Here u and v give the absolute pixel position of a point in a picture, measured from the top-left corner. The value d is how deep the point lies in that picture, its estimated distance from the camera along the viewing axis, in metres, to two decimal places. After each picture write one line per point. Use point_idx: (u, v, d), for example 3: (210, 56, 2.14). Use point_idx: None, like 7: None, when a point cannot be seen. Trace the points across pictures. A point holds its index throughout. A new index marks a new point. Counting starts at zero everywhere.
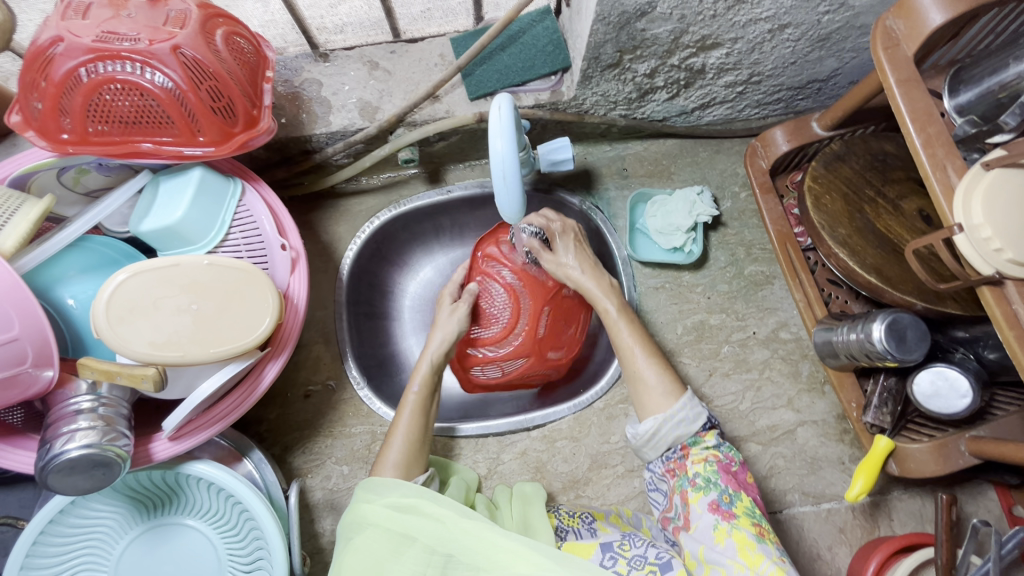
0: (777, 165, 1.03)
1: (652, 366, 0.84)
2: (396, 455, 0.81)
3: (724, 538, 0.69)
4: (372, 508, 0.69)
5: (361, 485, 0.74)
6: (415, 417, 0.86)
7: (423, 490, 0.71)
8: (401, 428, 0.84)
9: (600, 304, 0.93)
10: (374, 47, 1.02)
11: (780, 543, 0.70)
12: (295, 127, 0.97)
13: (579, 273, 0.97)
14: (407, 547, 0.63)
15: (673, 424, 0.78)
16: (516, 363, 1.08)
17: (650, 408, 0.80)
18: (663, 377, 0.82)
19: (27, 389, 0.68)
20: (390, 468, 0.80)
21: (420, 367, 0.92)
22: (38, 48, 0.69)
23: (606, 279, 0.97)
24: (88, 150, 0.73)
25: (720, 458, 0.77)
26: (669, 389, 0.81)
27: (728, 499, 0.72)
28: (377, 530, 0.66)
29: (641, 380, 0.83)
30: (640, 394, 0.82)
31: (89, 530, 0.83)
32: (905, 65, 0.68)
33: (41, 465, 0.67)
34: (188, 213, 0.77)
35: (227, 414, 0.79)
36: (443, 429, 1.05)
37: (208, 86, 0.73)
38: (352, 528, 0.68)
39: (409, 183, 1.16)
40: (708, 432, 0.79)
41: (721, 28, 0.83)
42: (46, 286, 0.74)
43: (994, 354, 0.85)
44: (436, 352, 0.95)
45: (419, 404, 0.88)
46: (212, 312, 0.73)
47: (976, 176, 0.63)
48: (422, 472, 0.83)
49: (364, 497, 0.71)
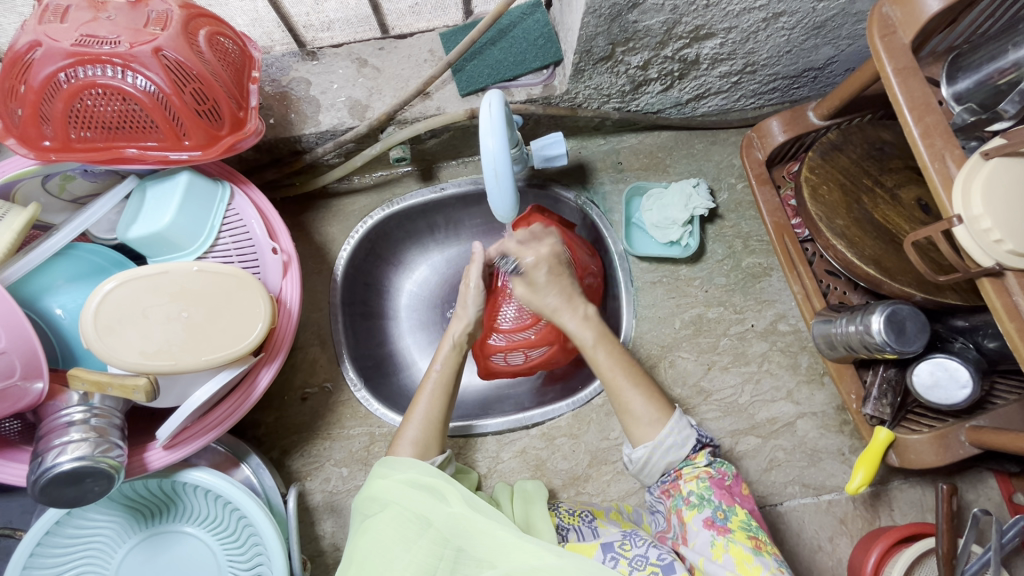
0: (774, 156, 1.01)
1: (634, 393, 0.81)
2: (414, 433, 0.82)
3: (722, 553, 0.68)
4: (385, 485, 0.70)
5: (380, 461, 0.75)
6: (437, 396, 0.86)
7: (442, 473, 0.72)
8: (420, 409, 0.84)
9: (577, 340, 0.88)
10: (362, 44, 1.00)
11: (779, 555, 0.70)
12: (284, 128, 0.95)
13: (554, 308, 0.89)
14: (421, 531, 0.63)
15: (663, 451, 0.77)
16: (538, 349, 1.09)
17: (638, 437, 0.79)
18: (650, 402, 0.81)
19: (17, 402, 0.67)
20: (408, 445, 0.80)
21: (443, 348, 0.92)
22: (15, 53, 0.68)
23: (581, 309, 0.90)
24: (71, 156, 0.71)
25: (713, 475, 0.76)
26: (656, 416, 0.79)
27: (723, 515, 0.72)
28: (395, 508, 0.66)
29: (626, 412, 0.81)
30: (628, 424, 0.81)
31: (88, 540, 0.82)
32: (903, 53, 0.67)
33: (34, 478, 0.66)
34: (176, 219, 0.76)
35: (221, 421, 0.78)
36: (462, 427, 1.05)
37: (193, 89, 0.72)
38: (367, 507, 0.69)
39: (402, 181, 1.15)
40: (699, 453, 0.79)
41: (715, 18, 0.81)
42: (34, 296, 0.73)
43: (994, 343, 0.84)
44: (460, 331, 0.94)
45: (438, 389, 0.87)
46: (203, 320, 0.72)
47: (975, 166, 0.62)
48: (437, 454, 0.82)
49: (378, 474, 0.73)
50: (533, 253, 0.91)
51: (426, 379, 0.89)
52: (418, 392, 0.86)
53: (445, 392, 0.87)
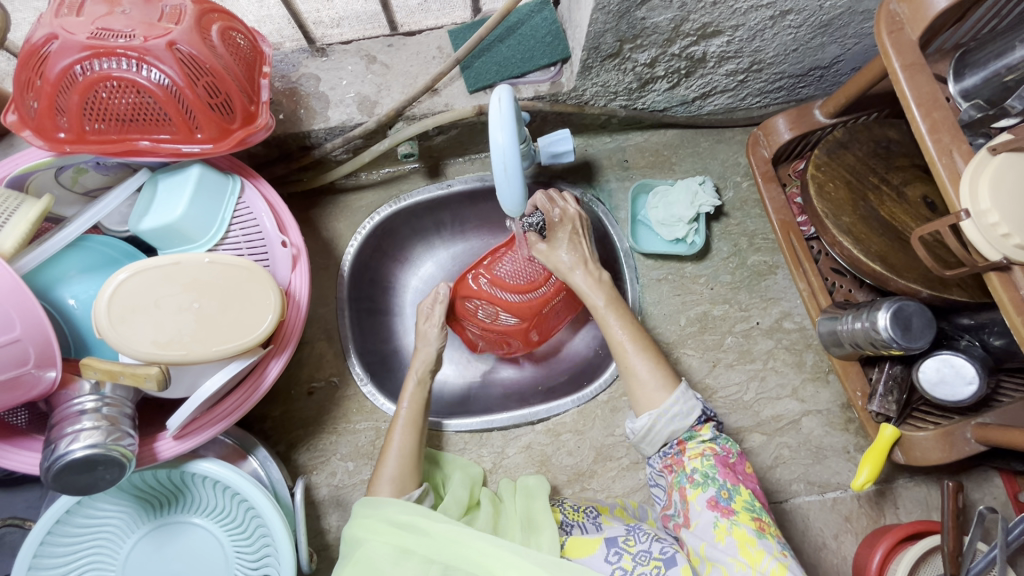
0: (780, 154, 1.02)
1: (641, 360, 0.82)
2: (392, 469, 0.82)
3: (725, 535, 0.69)
4: (372, 525, 0.68)
5: (361, 501, 0.73)
6: (408, 432, 0.86)
7: (422, 509, 0.70)
8: (393, 446, 0.84)
9: (588, 299, 0.91)
10: (371, 40, 1.00)
11: (781, 537, 0.71)
12: (293, 123, 0.96)
13: (569, 266, 0.93)
14: (408, 557, 0.64)
15: (667, 419, 0.77)
16: (511, 321, 1.06)
17: (644, 404, 0.79)
18: (655, 370, 0.81)
19: (30, 391, 0.68)
20: (386, 484, 0.81)
21: (408, 385, 0.92)
22: (32, 46, 0.68)
23: (596, 273, 0.93)
24: (85, 148, 0.72)
25: (716, 451, 0.77)
26: (662, 383, 0.79)
27: (727, 495, 0.73)
28: (379, 539, 0.66)
29: (632, 376, 0.81)
30: (633, 390, 0.81)
31: (97, 529, 0.82)
32: (910, 50, 0.68)
33: (47, 465, 0.66)
34: (188, 211, 0.77)
35: (230, 411, 0.79)
36: (433, 422, 1.06)
37: (205, 83, 0.72)
38: (354, 539, 0.68)
39: (409, 178, 1.16)
40: (703, 425, 0.79)
41: (722, 15, 0.82)
42: (47, 286, 0.74)
43: (1000, 340, 0.84)
44: (422, 364, 0.94)
45: (409, 422, 0.87)
46: (214, 311, 0.73)
47: (982, 162, 0.62)
48: (415, 488, 0.82)
49: (363, 513, 0.71)
50: (560, 210, 0.97)
51: (394, 418, 0.89)
52: (390, 429, 0.87)
53: (415, 428, 0.87)
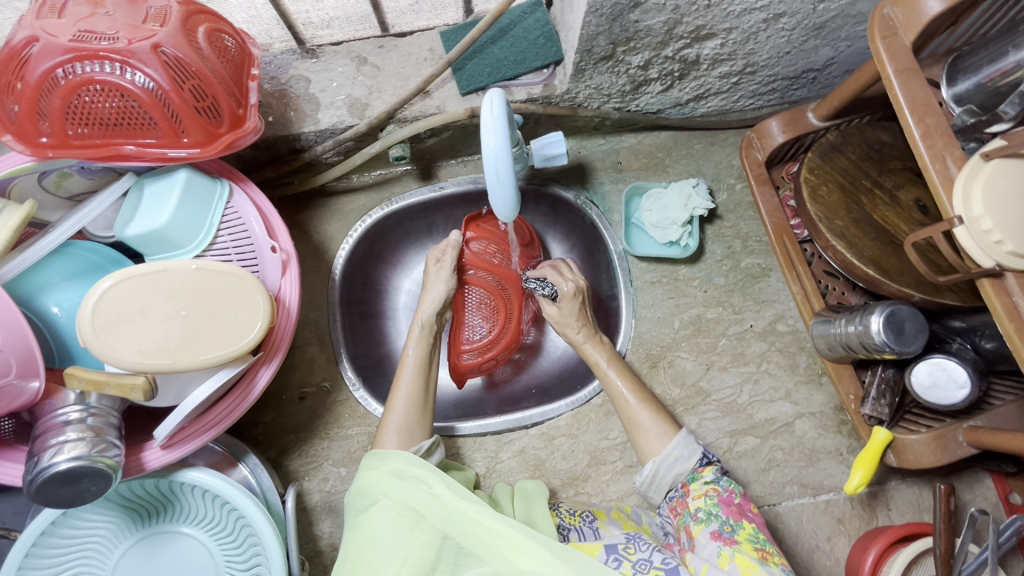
0: (773, 156, 1.01)
1: (646, 413, 0.86)
2: (397, 418, 0.83)
3: (727, 561, 0.68)
4: (376, 478, 0.68)
5: (368, 452, 0.74)
6: (415, 376, 0.88)
7: (431, 464, 0.70)
8: (401, 395, 0.86)
9: (590, 358, 0.95)
10: (362, 42, 0.99)
11: (787, 565, 0.69)
12: (283, 126, 0.95)
13: (582, 337, 0.97)
14: (414, 526, 0.61)
15: (669, 464, 0.80)
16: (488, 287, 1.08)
17: (648, 452, 0.83)
18: (656, 418, 0.85)
19: (13, 401, 0.66)
20: (392, 433, 0.81)
21: (414, 331, 0.94)
22: (12, 49, 0.67)
23: (598, 336, 0.98)
24: (68, 153, 0.71)
25: (721, 492, 0.77)
26: (664, 431, 0.84)
27: (730, 528, 0.72)
28: (387, 502, 0.64)
29: (636, 426, 0.86)
30: (637, 437, 0.85)
31: (83, 540, 0.81)
32: (903, 54, 0.67)
33: (31, 477, 0.65)
34: (175, 217, 0.75)
35: (219, 420, 0.77)
36: (443, 428, 1.04)
37: (191, 86, 0.71)
38: (360, 501, 0.67)
39: (401, 180, 1.14)
40: (705, 466, 0.80)
41: (716, 18, 0.81)
42: (30, 295, 0.73)
43: (992, 343, 0.85)
44: (427, 313, 0.96)
45: (418, 366, 0.90)
46: (201, 319, 0.72)
47: (975, 168, 0.63)
48: (423, 440, 0.82)
49: (371, 465, 0.72)
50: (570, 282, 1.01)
51: (402, 363, 0.91)
52: (397, 375, 0.89)
53: (422, 373, 0.89)
